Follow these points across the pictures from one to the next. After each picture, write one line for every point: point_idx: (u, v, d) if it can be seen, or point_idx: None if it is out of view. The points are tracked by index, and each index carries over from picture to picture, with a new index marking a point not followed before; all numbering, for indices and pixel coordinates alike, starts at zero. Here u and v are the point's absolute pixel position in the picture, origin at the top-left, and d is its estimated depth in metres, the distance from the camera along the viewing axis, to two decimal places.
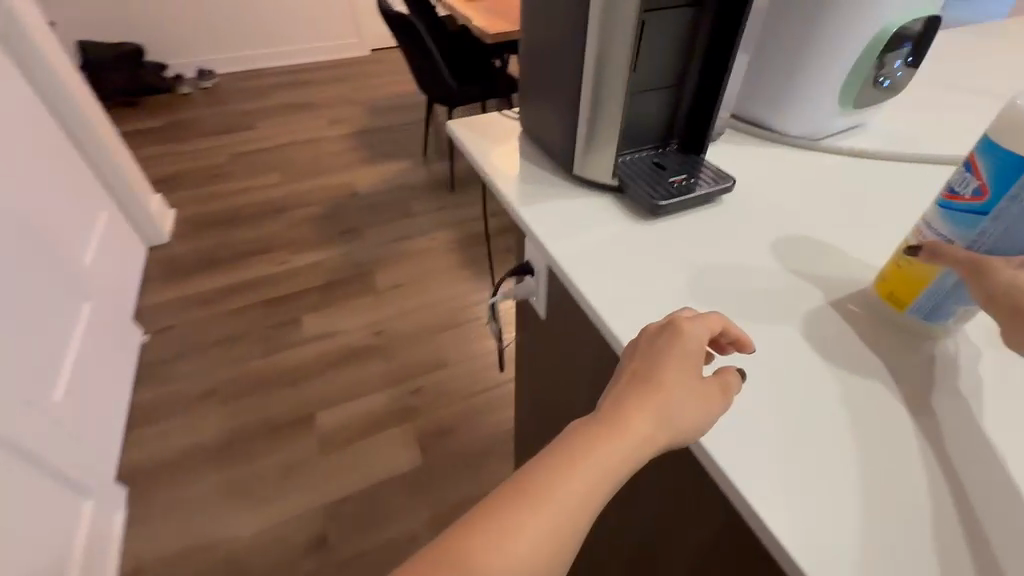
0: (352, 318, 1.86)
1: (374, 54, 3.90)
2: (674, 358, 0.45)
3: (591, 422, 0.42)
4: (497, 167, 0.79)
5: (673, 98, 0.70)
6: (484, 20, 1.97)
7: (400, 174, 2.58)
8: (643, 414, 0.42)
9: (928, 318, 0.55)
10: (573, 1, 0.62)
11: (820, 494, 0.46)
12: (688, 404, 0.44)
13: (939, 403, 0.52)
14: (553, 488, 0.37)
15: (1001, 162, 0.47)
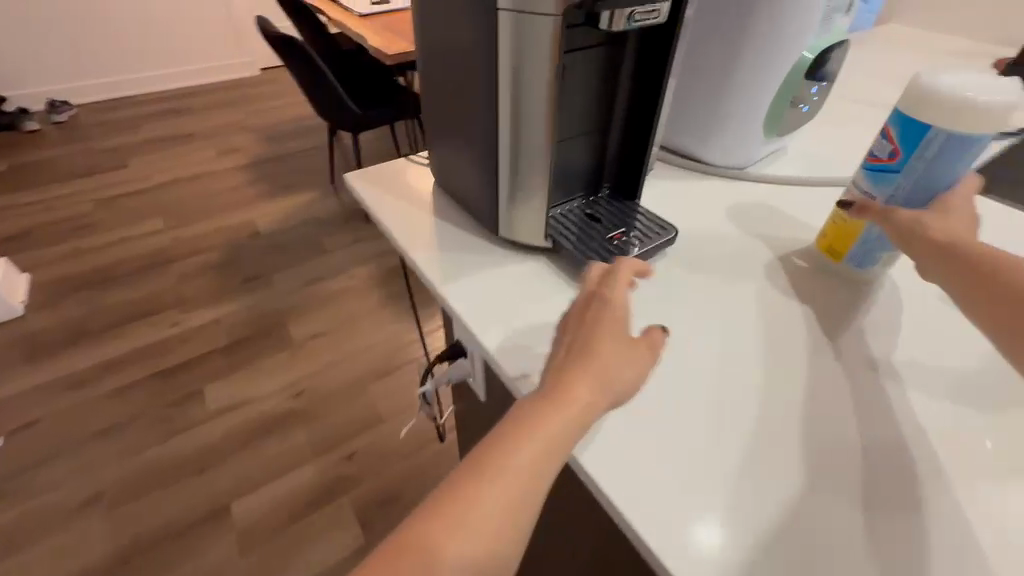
0: (267, 381, 1.64)
1: (264, 74, 3.58)
2: (609, 322, 0.42)
3: (535, 397, 0.38)
4: (410, 234, 0.69)
5: (602, 138, 0.63)
6: (381, 39, 1.83)
7: (307, 206, 2.36)
8: (584, 381, 0.39)
9: (861, 265, 0.62)
10: (479, 45, 0.53)
11: (699, 463, 0.46)
12: (626, 366, 0.41)
13: (835, 375, 0.54)
14: (502, 465, 0.34)
15: (905, 125, 0.54)
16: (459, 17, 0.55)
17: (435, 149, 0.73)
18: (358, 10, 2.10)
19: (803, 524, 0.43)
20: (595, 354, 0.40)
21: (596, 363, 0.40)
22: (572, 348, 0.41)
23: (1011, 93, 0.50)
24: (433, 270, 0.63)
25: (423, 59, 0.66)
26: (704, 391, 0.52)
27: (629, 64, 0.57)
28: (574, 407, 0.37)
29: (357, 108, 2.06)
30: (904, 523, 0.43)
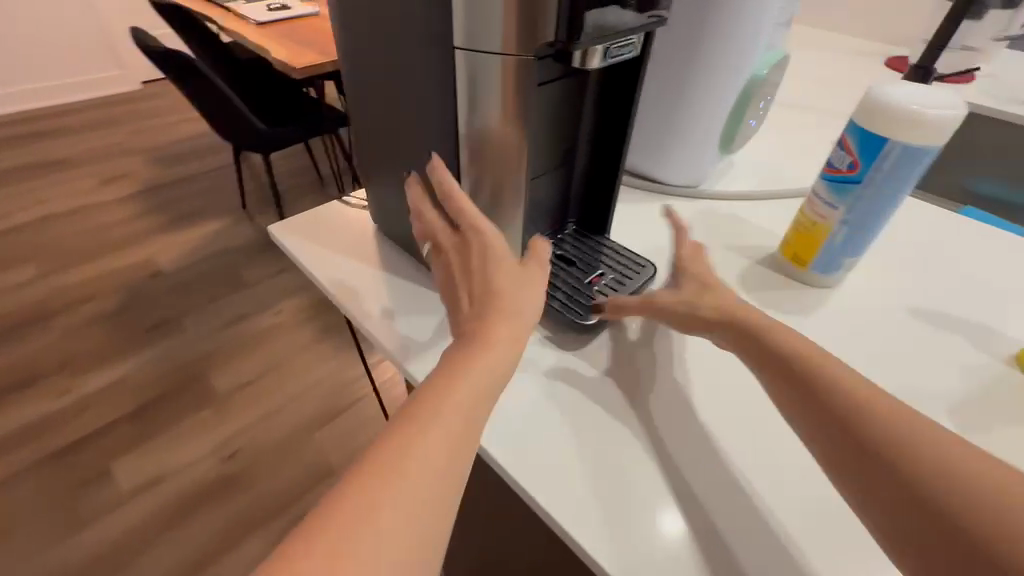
0: (191, 445, 1.44)
1: (149, 86, 3.18)
2: (491, 259, 0.43)
3: (459, 344, 0.39)
4: (357, 295, 0.60)
5: (567, 174, 0.57)
6: (283, 51, 1.66)
7: (217, 236, 2.11)
8: (503, 323, 0.40)
9: (825, 272, 0.60)
10: (432, 84, 0.47)
11: (618, 456, 0.46)
12: (526, 290, 0.43)
13: (702, 368, 0.53)
14: (439, 412, 0.34)
15: (862, 135, 0.51)
16: (401, 51, 0.48)
17: (376, 193, 0.64)
18: (254, 17, 1.90)
19: (638, 531, 0.41)
20: (497, 289, 0.42)
21: (496, 300, 0.41)
22: (469, 293, 0.43)
23: (961, 105, 0.47)
24: (393, 341, 0.55)
25: (357, 95, 0.58)
26: (596, 377, 0.52)
27: (591, 94, 0.52)
28: (503, 345, 0.39)
29: (263, 126, 1.86)
30: (740, 528, 0.42)
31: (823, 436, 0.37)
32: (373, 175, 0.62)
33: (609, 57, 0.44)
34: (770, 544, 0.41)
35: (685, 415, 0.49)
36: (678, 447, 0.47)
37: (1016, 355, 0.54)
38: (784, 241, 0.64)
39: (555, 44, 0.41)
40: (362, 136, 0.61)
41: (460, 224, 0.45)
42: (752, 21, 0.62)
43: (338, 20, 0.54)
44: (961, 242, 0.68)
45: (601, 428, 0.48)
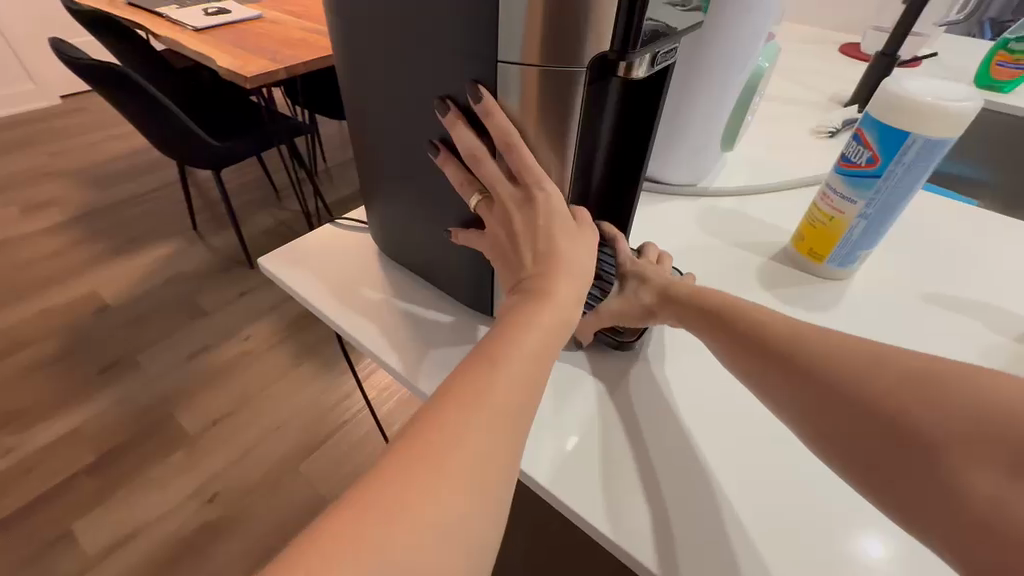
0: (164, 494, 1.32)
1: (69, 103, 2.91)
2: (556, 222, 0.43)
3: (520, 302, 0.41)
4: (369, 327, 0.55)
5: (591, 186, 0.54)
6: (229, 58, 1.54)
7: (168, 261, 1.95)
8: (566, 280, 0.41)
9: (843, 264, 0.61)
10: (456, 98, 0.43)
11: (659, 464, 0.47)
12: (586, 253, 0.44)
13: (714, 376, 0.54)
14: (479, 399, 0.34)
15: (880, 129, 0.51)
16: (416, 62, 0.43)
17: (379, 214, 0.59)
18: (190, 22, 1.76)
19: (664, 538, 0.42)
20: (559, 254, 0.42)
21: (556, 261, 0.42)
22: (533, 250, 0.44)
23: (977, 98, 0.48)
24: (418, 374, 0.51)
25: (358, 110, 0.53)
26: (628, 391, 0.53)
27: (616, 102, 0.49)
28: (560, 308, 0.40)
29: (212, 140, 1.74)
30: (701, 531, 0.42)
31: (798, 399, 0.39)
32: (378, 196, 0.57)
33: (656, 63, 0.42)
34: (729, 545, 0.41)
35: (668, 421, 0.50)
36: (657, 451, 0.47)
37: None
38: (796, 236, 0.65)
39: (608, 52, 0.38)
40: (365, 154, 0.56)
41: (520, 173, 0.43)
42: (757, 17, 0.61)
43: (337, 27, 0.49)
44: (965, 230, 0.70)
45: (592, 433, 0.49)
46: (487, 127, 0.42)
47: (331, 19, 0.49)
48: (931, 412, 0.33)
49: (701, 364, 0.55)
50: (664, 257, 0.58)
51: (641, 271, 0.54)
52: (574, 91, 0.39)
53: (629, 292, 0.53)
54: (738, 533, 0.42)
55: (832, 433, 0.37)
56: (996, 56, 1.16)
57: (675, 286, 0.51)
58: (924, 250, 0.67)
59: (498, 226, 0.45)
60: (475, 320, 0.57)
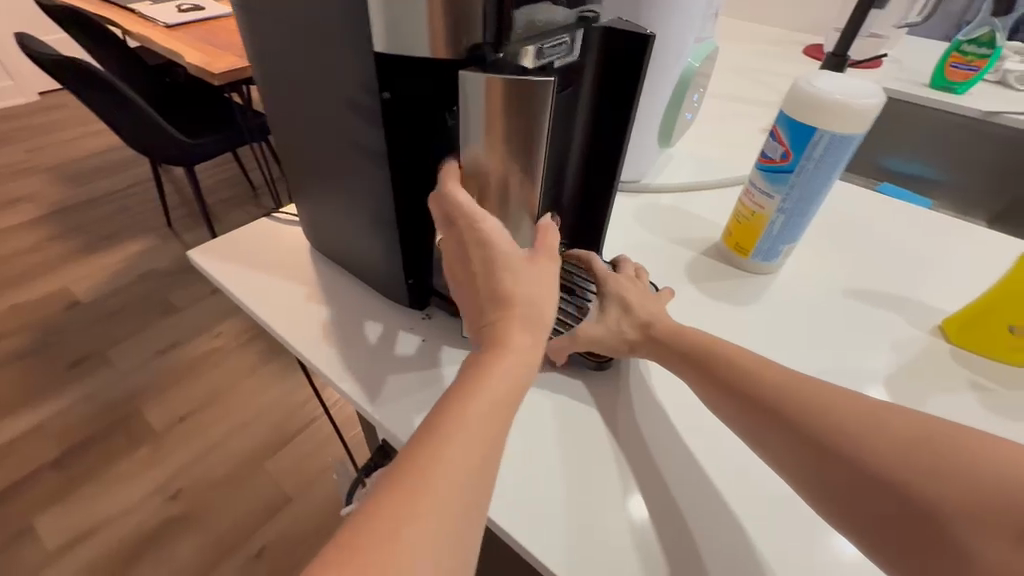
0: (128, 489, 1.32)
1: (47, 100, 2.89)
2: (499, 259, 0.38)
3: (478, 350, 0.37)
4: (305, 335, 0.55)
5: (563, 195, 0.57)
6: (198, 55, 1.54)
7: (141, 257, 1.94)
8: (518, 322, 0.37)
9: (766, 259, 0.62)
10: (348, 88, 0.43)
11: (673, 524, 0.43)
12: (536, 286, 0.38)
13: (699, 413, 0.51)
14: (453, 443, 0.31)
15: (791, 126, 0.52)
16: (324, 66, 0.44)
17: (310, 212, 0.59)
18: (161, 18, 1.75)
19: None
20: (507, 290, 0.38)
21: (508, 307, 0.37)
22: (489, 287, 0.38)
23: (880, 95, 0.49)
24: (354, 379, 0.51)
25: (281, 114, 0.54)
26: (614, 440, 0.49)
27: (587, 101, 0.51)
28: (511, 357, 0.36)
29: (182, 136, 1.72)
30: None
31: (771, 435, 0.40)
32: (301, 188, 0.58)
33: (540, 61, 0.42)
34: (734, 546, 0.42)
35: (679, 463, 0.47)
36: (653, 458, 0.48)
37: (942, 325, 0.57)
38: (726, 231, 0.66)
39: (484, 48, 0.37)
40: (287, 151, 0.57)
41: (451, 212, 0.40)
42: (672, 18, 0.61)
43: (245, 29, 0.50)
44: (895, 223, 0.72)
45: (586, 450, 0.48)
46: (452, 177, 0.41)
47: (242, 25, 0.50)
48: (937, 484, 0.33)
49: (691, 405, 0.52)
50: (642, 270, 0.54)
51: (622, 294, 0.49)
52: (535, 102, 0.38)
53: (611, 317, 0.49)
54: (739, 537, 0.43)
55: (807, 465, 0.38)
56: (950, 58, 1.18)
57: (659, 322, 0.48)
58: (855, 241, 0.69)
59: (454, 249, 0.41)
60: (419, 320, 0.56)
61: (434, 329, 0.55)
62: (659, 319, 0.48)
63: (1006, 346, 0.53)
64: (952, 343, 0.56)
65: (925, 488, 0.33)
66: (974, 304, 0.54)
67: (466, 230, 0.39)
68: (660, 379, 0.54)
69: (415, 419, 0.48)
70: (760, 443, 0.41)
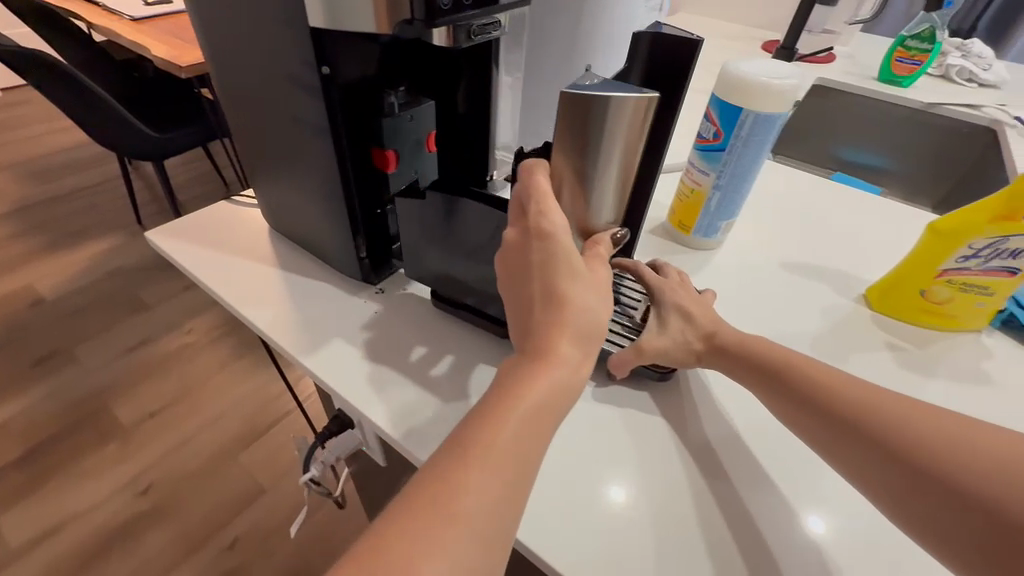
0: (96, 485, 1.30)
1: (8, 96, 2.81)
2: (559, 260, 0.38)
3: (520, 360, 0.36)
4: (264, 313, 0.55)
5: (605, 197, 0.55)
6: (166, 48, 1.53)
7: (109, 254, 1.91)
8: (567, 335, 0.36)
9: (707, 235, 0.66)
10: (296, 64, 0.44)
11: (740, 525, 0.43)
12: (591, 294, 0.38)
13: (768, 424, 0.50)
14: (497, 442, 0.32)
15: (722, 106, 0.55)
16: (269, 44, 0.45)
17: (267, 195, 0.61)
18: (128, 12, 1.73)
19: None
20: (568, 298, 0.37)
21: (563, 310, 0.37)
22: (542, 284, 0.38)
23: (799, 75, 0.53)
24: (369, 399, 0.48)
25: (236, 104, 0.56)
26: (678, 446, 0.48)
27: None
28: (556, 370, 0.35)
29: (149, 129, 1.70)
30: None
31: (835, 441, 0.41)
32: (253, 169, 0.60)
33: (474, 37, 0.44)
34: (804, 547, 0.42)
35: (748, 470, 0.46)
36: (722, 465, 0.47)
37: (866, 293, 0.62)
38: (671, 211, 0.69)
39: (413, 22, 0.40)
40: (239, 137, 0.59)
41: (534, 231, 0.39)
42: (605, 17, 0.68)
43: (197, 23, 0.52)
44: (844, 208, 0.76)
45: (654, 458, 0.47)
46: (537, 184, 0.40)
47: (194, 19, 0.52)
48: (993, 482, 0.34)
49: (761, 415, 0.50)
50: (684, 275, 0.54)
51: (681, 303, 0.50)
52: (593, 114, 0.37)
53: (675, 329, 0.49)
54: (806, 539, 0.42)
55: (871, 464, 0.38)
56: (896, 52, 1.25)
57: (724, 331, 0.48)
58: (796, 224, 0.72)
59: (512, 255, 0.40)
60: (372, 293, 0.58)
61: (444, 334, 0.54)
62: (725, 328, 0.49)
63: (920, 311, 0.57)
64: (874, 310, 0.60)
65: (982, 483, 0.34)
66: (891, 271, 0.59)
67: (532, 222, 0.39)
68: (723, 388, 0.53)
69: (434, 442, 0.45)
70: (824, 447, 0.41)
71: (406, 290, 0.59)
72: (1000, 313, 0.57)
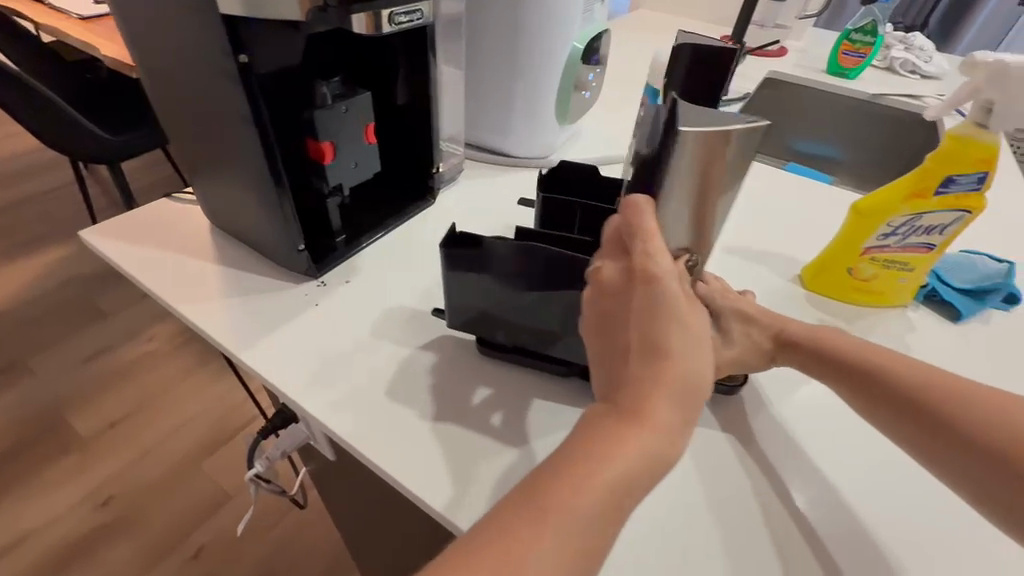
0: (53, 499, 1.26)
1: None
2: (663, 307, 0.36)
3: (607, 416, 0.35)
4: (199, 309, 0.54)
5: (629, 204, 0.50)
6: (116, 47, 1.48)
7: (64, 260, 1.85)
8: (663, 398, 0.34)
9: None
10: (213, 52, 0.43)
11: (802, 522, 0.44)
12: (694, 350, 0.36)
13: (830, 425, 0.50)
14: (575, 491, 0.32)
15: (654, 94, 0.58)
16: (188, 32, 0.44)
17: (206, 193, 0.60)
18: (77, 10, 1.67)
19: None
20: (669, 350, 0.35)
21: (664, 363, 0.35)
22: (642, 330, 0.36)
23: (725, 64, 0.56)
24: (407, 458, 0.44)
25: (164, 99, 0.55)
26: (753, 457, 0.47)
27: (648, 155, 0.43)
28: (649, 433, 0.33)
29: (102, 132, 1.65)
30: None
31: (926, 443, 0.40)
32: (188, 164, 0.59)
33: (395, 22, 0.46)
34: (864, 543, 0.43)
35: (817, 470, 0.47)
36: (790, 465, 0.47)
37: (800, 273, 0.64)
38: None
39: (327, 8, 0.41)
40: (170, 133, 0.58)
41: (638, 272, 0.37)
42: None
43: (118, 18, 0.51)
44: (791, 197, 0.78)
45: (717, 468, 0.47)
46: (643, 224, 0.38)
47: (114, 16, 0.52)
48: None
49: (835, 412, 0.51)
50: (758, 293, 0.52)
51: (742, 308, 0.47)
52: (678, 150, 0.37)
53: (741, 337, 0.46)
54: (863, 530, 0.43)
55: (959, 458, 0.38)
56: (842, 46, 1.31)
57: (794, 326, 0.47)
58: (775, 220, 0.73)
59: (608, 292, 0.39)
60: (313, 286, 0.57)
61: (507, 382, 0.50)
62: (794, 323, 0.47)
63: (849, 288, 0.59)
64: (808, 290, 0.62)
65: None
66: (823, 251, 0.61)
67: (637, 261, 0.37)
68: (805, 389, 0.53)
69: (487, 502, 0.42)
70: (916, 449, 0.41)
71: (347, 282, 0.58)
72: (921, 288, 0.60)
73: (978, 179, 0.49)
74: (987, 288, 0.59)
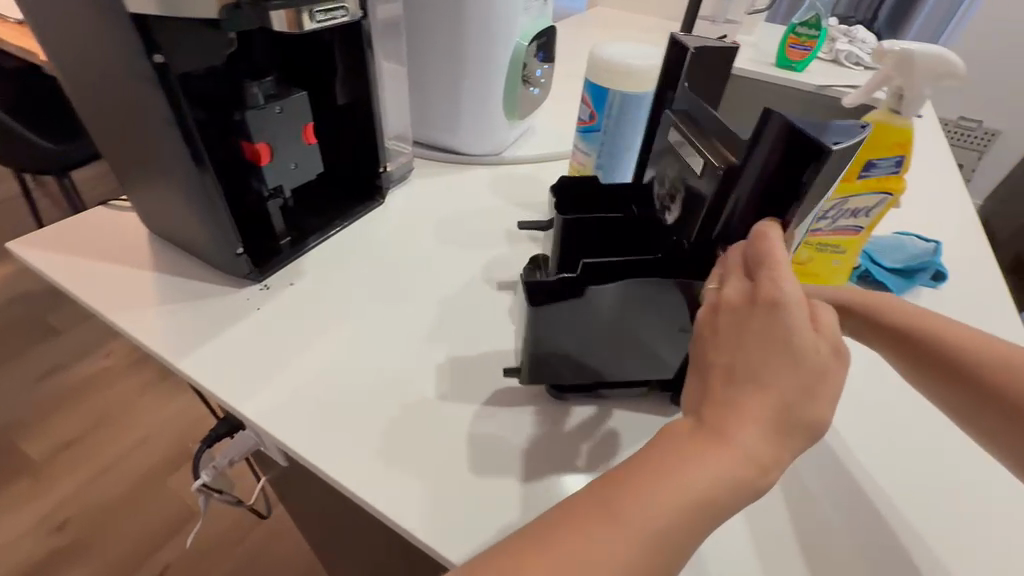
0: (7, 525, 1.21)
1: None
2: (780, 336, 0.31)
3: (690, 432, 0.31)
4: (134, 317, 0.53)
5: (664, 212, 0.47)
6: None
7: (9, 276, 1.77)
8: (755, 428, 0.30)
9: None
10: (124, 50, 0.42)
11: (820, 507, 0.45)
12: (797, 389, 0.30)
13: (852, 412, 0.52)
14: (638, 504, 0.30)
15: (592, 89, 0.58)
16: (96, 33, 0.43)
17: (140, 200, 0.58)
18: (13, 14, 1.60)
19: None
20: (767, 381, 0.30)
21: (760, 395, 0.30)
22: (750, 357, 0.31)
23: (658, 55, 0.56)
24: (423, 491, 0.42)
25: (83, 102, 0.52)
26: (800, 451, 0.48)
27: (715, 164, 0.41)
28: (727, 461, 0.29)
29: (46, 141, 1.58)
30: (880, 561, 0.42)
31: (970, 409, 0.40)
32: (117, 169, 0.57)
33: (318, 19, 0.45)
34: (880, 527, 0.44)
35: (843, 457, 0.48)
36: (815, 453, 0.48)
37: None
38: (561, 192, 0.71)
39: (240, 6, 0.41)
40: (93, 138, 0.56)
41: (757, 297, 0.33)
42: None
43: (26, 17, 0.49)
44: None
45: None
46: (768, 247, 0.34)
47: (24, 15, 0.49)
48: None
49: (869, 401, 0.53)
50: None
51: None
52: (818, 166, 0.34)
53: None
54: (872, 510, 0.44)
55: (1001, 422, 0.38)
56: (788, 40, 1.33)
57: None
58: None
59: (719, 312, 0.35)
60: (256, 290, 0.56)
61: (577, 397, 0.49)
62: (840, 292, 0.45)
63: None
64: None
65: None
66: None
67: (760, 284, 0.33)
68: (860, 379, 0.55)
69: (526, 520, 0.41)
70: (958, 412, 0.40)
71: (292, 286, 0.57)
72: (856, 269, 0.63)
73: (895, 164, 0.51)
74: (915, 267, 0.62)
